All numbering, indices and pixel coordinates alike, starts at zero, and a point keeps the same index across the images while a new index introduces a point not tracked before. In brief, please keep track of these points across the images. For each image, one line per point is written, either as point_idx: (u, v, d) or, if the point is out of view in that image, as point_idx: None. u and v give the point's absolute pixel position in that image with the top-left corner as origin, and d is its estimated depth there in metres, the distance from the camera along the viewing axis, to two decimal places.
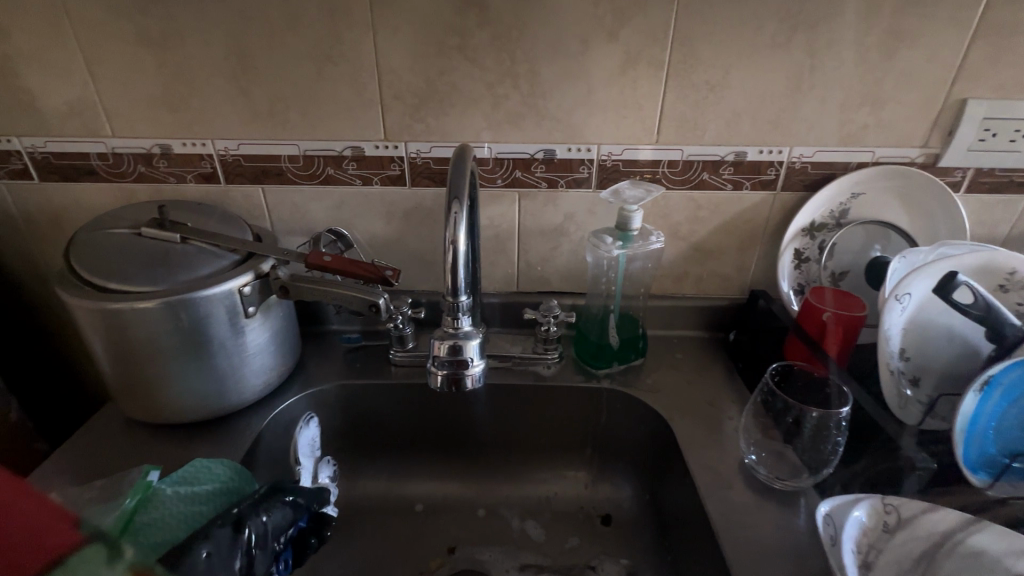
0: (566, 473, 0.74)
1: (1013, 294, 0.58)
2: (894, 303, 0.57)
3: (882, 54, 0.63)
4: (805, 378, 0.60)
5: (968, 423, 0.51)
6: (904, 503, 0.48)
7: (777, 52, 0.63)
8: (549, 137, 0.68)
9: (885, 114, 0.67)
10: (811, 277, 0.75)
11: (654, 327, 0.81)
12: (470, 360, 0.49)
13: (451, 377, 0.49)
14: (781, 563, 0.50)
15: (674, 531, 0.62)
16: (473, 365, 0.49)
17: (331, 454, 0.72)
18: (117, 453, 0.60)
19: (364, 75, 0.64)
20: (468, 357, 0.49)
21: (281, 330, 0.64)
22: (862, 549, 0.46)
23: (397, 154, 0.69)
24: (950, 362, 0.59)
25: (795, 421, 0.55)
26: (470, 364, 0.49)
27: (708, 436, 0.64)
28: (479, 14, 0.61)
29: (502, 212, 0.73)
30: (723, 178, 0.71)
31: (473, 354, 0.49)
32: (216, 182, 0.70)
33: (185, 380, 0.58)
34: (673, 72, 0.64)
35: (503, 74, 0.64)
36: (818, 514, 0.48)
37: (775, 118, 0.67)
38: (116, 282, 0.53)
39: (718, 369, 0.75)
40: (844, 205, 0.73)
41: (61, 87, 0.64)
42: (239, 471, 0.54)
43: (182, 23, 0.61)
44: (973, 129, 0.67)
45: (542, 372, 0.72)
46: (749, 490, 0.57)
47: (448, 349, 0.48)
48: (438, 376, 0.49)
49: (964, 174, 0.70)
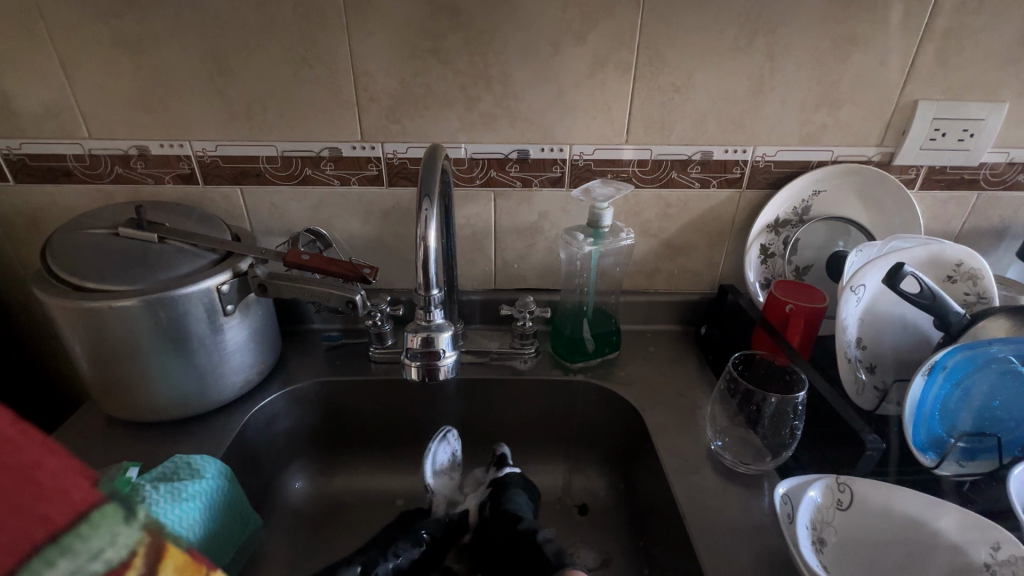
0: (544, 464, 0.76)
1: (960, 284, 0.62)
2: (850, 293, 0.60)
3: (838, 57, 0.66)
4: (767, 366, 0.63)
5: (915, 406, 0.54)
6: (856, 482, 0.50)
7: (738, 56, 0.66)
8: (523, 138, 0.70)
9: (842, 115, 0.70)
10: (776, 271, 0.78)
11: (628, 322, 0.83)
12: (442, 350, 0.50)
13: (427, 370, 0.51)
14: (743, 542, 0.53)
15: (646, 516, 0.64)
16: (447, 355, 0.51)
17: (312, 449, 0.74)
18: (96, 451, 0.60)
19: (340, 76, 0.65)
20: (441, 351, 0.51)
21: (260, 328, 0.65)
22: (817, 525, 0.49)
23: (375, 154, 0.70)
24: (902, 349, 0.62)
25: (757, 407, 0.58)
26: (444, 354, 0.51)
27: (678, 425, 0.66)
28: (452, 18, 0.63)
29: (478, 211, 0.75)
30: (692, 177, 0.73)
31: (446, 343, 0.51)
32: (195, 183, 0.71)
33: (165, 377, 0.58)
34: (640, 75, 0.67)
35: (476, 77, 0.66)
36: (777, 494, 0.50)
37: (738, 119, 0.70)
38: (94, 282, 0.54)
39: (689, 361, 0.78)
40: (806, 202, 0.76)
41: (37, 89, 0.65)
42: (219, 466, 0.55)
43: (157, 25, 0.62)
44: (925, 129, 0.70)
45: (520, 366, 0.74)
46: (716, 475, 0.60)
47: (419, 342, 0.50)
48: (415, 372, 0.51)
49: (917, 171, 0.74)
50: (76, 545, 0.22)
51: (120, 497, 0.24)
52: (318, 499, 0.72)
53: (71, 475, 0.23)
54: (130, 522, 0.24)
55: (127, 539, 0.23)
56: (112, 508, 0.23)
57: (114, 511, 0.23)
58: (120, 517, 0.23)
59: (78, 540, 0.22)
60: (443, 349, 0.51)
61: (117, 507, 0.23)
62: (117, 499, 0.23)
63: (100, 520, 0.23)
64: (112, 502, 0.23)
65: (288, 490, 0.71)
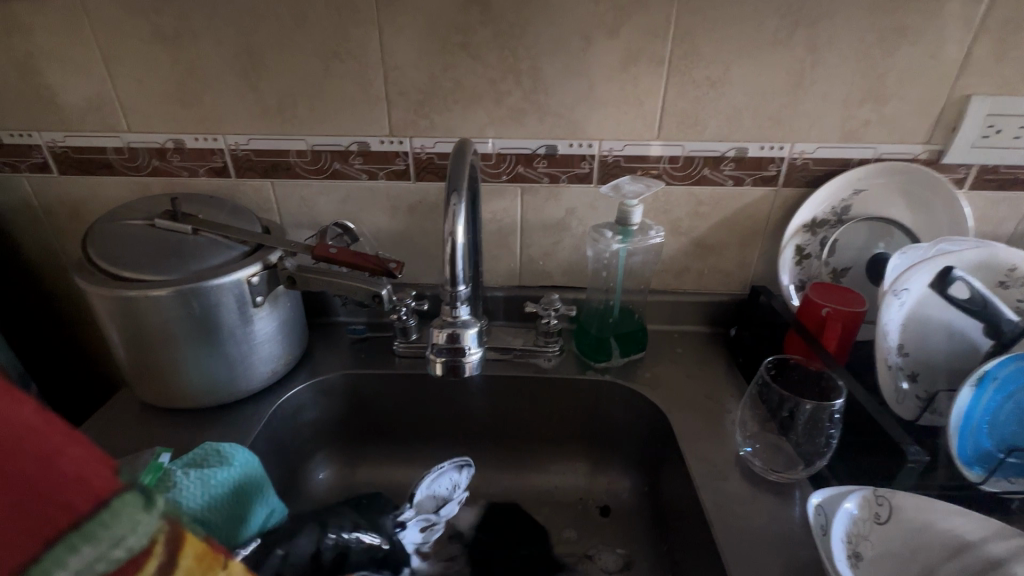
0: (564, 464, 0.75)
1: (1014, 290, 0.58)
2: (892, 298, 0.58)
3: (885, 50, 0.63)
4: (802, 372, 0.60)
5: (961, 417, 0.51)
6: (895, 495, 0.48)
7: (777, 49, 0.63)
8: (551, 133, 0.69)
9: (887, 110, 0.67)
10: (812, 272, 0.75)
11: (655, 322, 0.81)
12: (438, 511, 0.67)
13: (420, 515, 0.66)
14: (772, 552, 0.51)
15: (671, 521, 0.63)
16: (433, 520, 0.66)
17: (334, 441, 0.75)
18: (129, 436, 0.62)
19: (369, 71, 0.66)
20: (446, 482, 0.69)
21: (289, 320, 0.66)
22: (853, 539, 0.47)
23: (403, 149, 0.70)
24: (948, 358, 0.59)
25: (790, 414, 0.56)
26: (435, 514, 0.66)
27: (706, 429, 0.64)
28: (481, 10, 0.62)
29: (504, 207, 0.74)
30: (725, 175, 0.71)
31: (452, 499, 0.69)
32: (227, 176, 0.72)
33: (196, 366, 0.60)
34: (674, 69, 0.65)
35: (505, 70, 0.65)
36: (810, 504, 0.48)
37: (776, 114, 0.67)
38: (130, 271, 0.55)
39: (717, 364, 0.75)
40: (846, 201, 0.73)
41: (80, 83, 0.67)
42: (248, 454, 0.56)
43: (194, 21, 0.63)
44: (977, 125, 0.67)
45: (543, 364, 0.73)
46: (747, 482, 0.58)
47: (426, 493, 0.68)
48: (409, 510, 0.66)
49: (968, 170, 0.70)
50: (99, 531, 0.22)
51: (139, 490, 0.24)
52: (340, 491, 0.73)
53: (94, 465, 0.23)
54: (150, 510, 0.24)
55: (147, 527, 0.24)
56: (132, 496, 0.24)
57: (134, 499, 0.24)
58: (141, 506, 0.24)
59: (101, 526, 0.22)
60: (450, 483, 0.69)
61: (138, 497, 0.24)
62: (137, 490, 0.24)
63: (120, 507, 0.23)
64: (132, 491, 0.24)
65: (313, 481, 0.72)
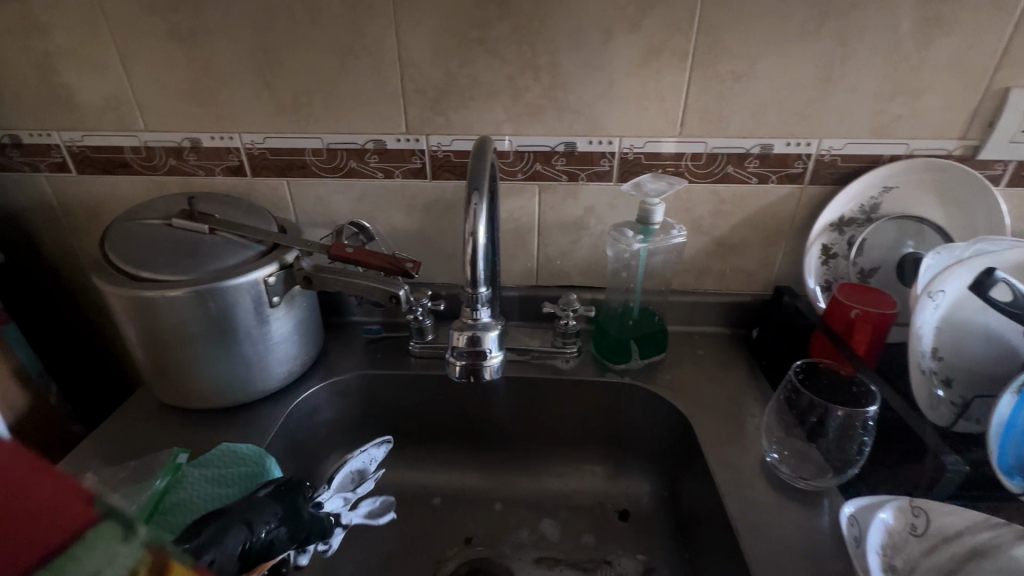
0: (582, 467, 0.74)
1: None
2: (926, 300, 0.56)
3: (919, 41, 0.61)
4: (830, 376, 0.58)
5: (1003, 426, 0.49)
6: (933, 506, 0.46)
7: (805, 42, 0.61)
8: (570, 130, 0.68)
9: (921, 104, 0.64)
10: (839, 273, 0.73)
11: (674, 323, 0.80)
12: (355, 489, 0.68)
13: (333, 496, 0.65)
14: (802, 563, 0.49)
15: (693, 528, 0.61)
16: (348, 495, 0.67)
17: (350, 442, 0.74)
18: (147, 436, 0.62)
19: (386, 67, 0.65)
20: (363, 456, 0.70)
21: (305, 320, 0.66)
22: (888, 552, 0.45)
23: (419, 147, 0.69)
24: (987, 363, 0.56)
25: (819, 420, 0.54)
26: (353, 491, 0.68)
27: (729, 433, 0.63)
28: (499, 5, 0.61)
29: (521, 205, 0.73)
30: (749, 172, 0.69)
31: (369, 473, 0.70)
32: (243, 175, 0.72)
33: (213, 366, 0.59)
34: (697, 63, 0.63)
35: (524, 66, 0.64)
36: (842, 515, 0.46)
37: (803, 109, 0.65)
38: (148, 271, 0.55)
39: (740, 367, 0.74)
40: (875, 199, 0.70)
41: (97, 82, 0.67)
42: (258, 451, 0.55)
43: (209, 18, 0.62)
44: (1016, 120, 0.64)
45: (561, 366, 0.72)
46: (773, 489, 0.56)
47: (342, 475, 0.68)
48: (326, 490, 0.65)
49: (1005, 167, 0.67)
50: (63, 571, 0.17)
51: (121, 515, 0.19)
52: None
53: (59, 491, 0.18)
54: (130, 541, 0.18)
55: (126, 561, 0.18)
56: (106, 526, 0.18)
57: (111, 530, 0.18)
58: (117, 536, 0.18)
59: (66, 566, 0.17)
60: (366, 458, 0.71)
61: (117, 524, 0.18)
62: (116, 517, 0.18)
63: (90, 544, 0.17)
64: (109, 520, 0.18)
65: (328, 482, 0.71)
